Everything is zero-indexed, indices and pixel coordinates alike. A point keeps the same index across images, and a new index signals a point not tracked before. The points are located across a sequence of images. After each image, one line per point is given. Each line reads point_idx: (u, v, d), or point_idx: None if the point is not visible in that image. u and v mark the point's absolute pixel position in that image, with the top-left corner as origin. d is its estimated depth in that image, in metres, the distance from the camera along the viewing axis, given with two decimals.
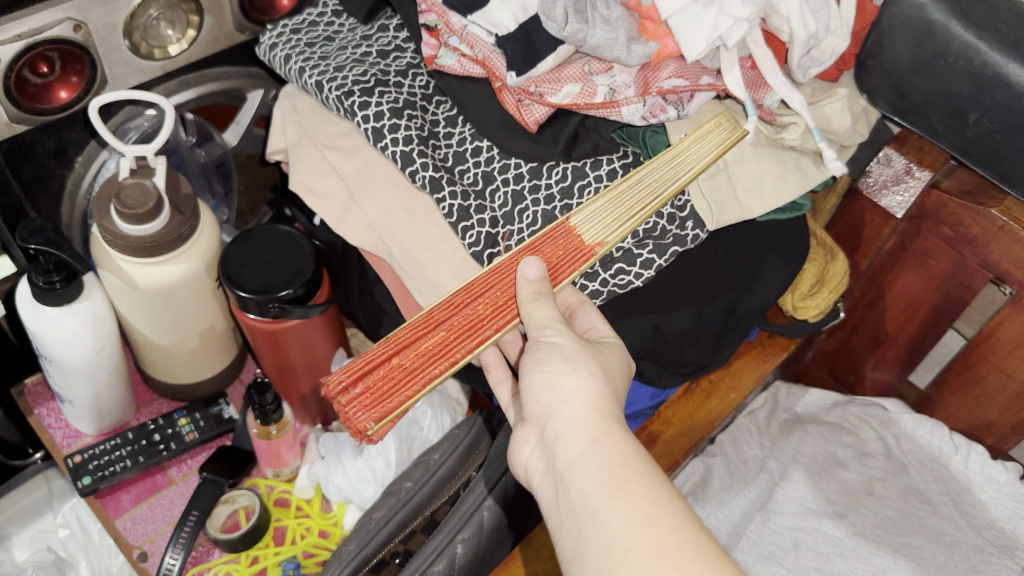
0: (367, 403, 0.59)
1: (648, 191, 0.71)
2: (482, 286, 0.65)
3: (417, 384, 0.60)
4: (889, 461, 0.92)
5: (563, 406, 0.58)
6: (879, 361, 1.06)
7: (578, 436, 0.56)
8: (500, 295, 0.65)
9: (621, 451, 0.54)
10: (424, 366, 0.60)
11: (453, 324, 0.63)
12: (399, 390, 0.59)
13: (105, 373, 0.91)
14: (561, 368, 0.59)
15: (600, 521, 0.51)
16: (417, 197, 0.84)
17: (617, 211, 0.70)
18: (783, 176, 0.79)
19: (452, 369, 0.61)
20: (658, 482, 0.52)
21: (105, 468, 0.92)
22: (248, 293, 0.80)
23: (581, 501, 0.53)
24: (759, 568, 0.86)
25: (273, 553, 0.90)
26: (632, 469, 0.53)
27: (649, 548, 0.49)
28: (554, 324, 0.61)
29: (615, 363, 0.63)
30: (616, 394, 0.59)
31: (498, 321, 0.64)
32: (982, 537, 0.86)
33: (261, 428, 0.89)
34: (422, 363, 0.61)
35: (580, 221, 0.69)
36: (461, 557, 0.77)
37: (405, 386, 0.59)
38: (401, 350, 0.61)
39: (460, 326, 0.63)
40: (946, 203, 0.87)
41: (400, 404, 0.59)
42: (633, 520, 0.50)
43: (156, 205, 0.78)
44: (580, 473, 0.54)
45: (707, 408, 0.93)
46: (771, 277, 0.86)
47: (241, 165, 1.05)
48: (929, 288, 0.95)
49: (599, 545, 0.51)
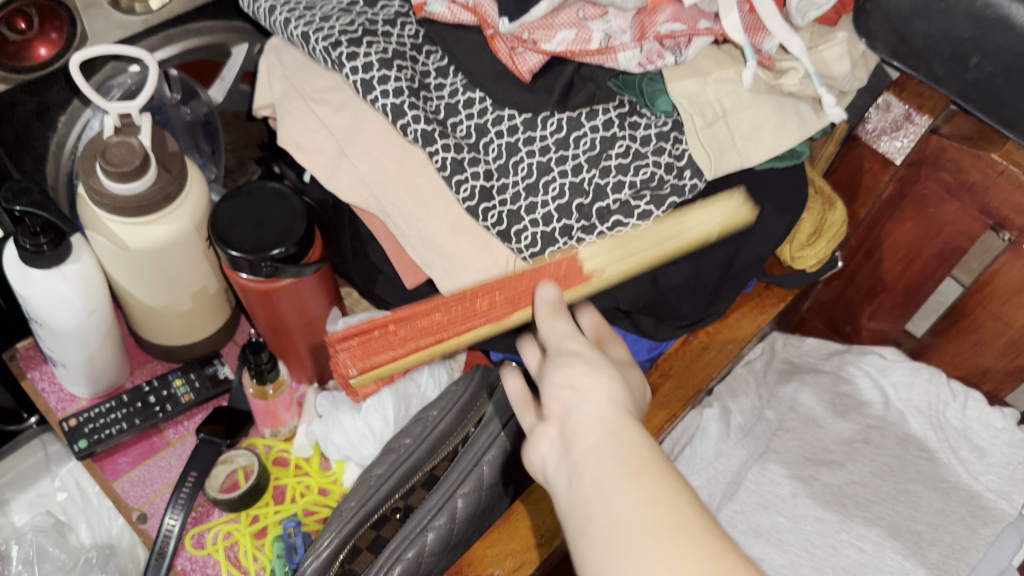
0: (354, 356, 0.67)
1: (652, 241, 0.70)
2: (488, 284, 0.69)
3: (402, 351, 0.66)
4: (887, 409, 0.92)
5: (585, 401, 0.55)
6: (876, 310, 1.06)
7: (594, 426, 0.53)
8: (503, 293, 0.68)
9: (636, 443, 0.52)
10: (414, 337, 0.67)
11: (453, 308, 0.68)
12: (386, 355, 0.67)
13: (98, 336, 0.90)
14: (582, 369, 0.57)
15: (609, 504, 0.49)
16: (409, 150, 0.82)
17: (622, 253, 0.70)
18: (781, 124, 0.77)
19: (436, 348, 0.67)
20: (671, 474, 0.50)
21: (102, 431, 0.92)
22: (239, 252, 0.78)
23: (589, 484, 0.50)
24: (759, 517, 0.86)
25: (274, 511, 0.90)
26: (647, 459, 0.50)
27: (654, 531, 0.47)
28: (573, 336, 0.61)
29: (639, 391, 0.60)
30: (637, 403, 0.56)
31: (496, 315, 0.68)
32: (979, 483, 0.87)
33: (257, 388, 0.89)
34: (413, 334, 0.67)
35: (589, 256, 0.69)
36: (462, 512, 0.77)
37: (394, 351, 0.67)
38: (401, 316, 0.68)
39: (458, 311, 0.68)
40: (946, 148, 0.85)
41: (383, 365, 0.67)
42: (639, 501, 0.48)
43: (143, 163, 0.76)
44: (593, 459, 0.51)
45: (706, 361, 0.92)
46: (769, 227, 0.85)
47: (228, 123, 1.03)
48: (927, 238, 0.94)
49: (604, 528, 0.48)
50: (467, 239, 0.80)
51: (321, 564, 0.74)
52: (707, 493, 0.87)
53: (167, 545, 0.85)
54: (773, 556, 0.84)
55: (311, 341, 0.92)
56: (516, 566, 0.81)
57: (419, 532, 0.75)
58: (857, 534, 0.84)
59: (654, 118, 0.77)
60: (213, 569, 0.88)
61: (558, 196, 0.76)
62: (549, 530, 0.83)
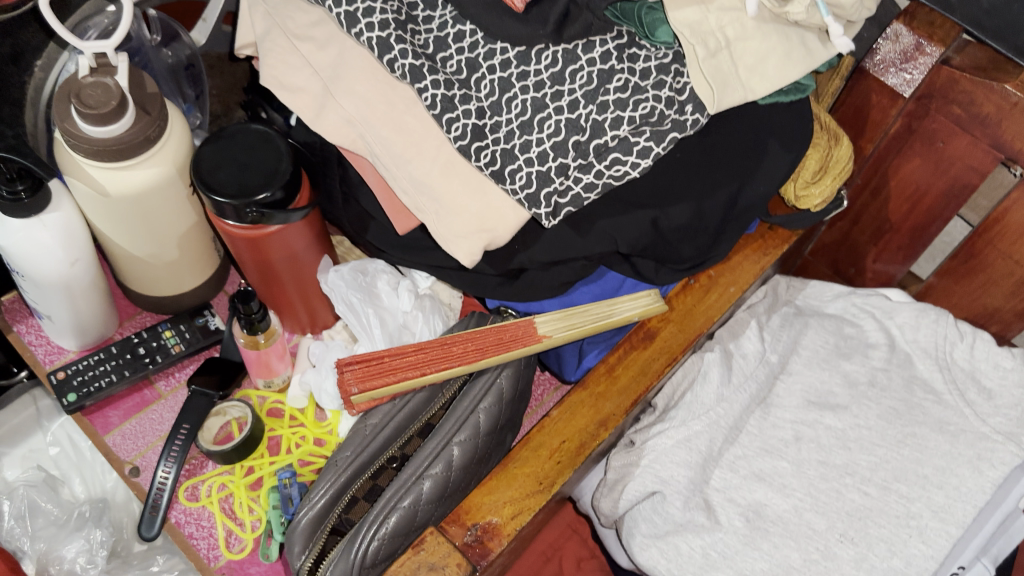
0: (357, 376, 0.77)
1: None
2: (469, 340, 0.79)
3: (397, 377, 0.77)
4: (892, 351, 0.91)
5: None
6: (881, 252, 1.03)
7: None
8: (483, 341, 0.79)
9: None
10: (405, 370, 0.77)
11: (438, 360, 0.77)
12: (383, 376, 0.77)
13: (82, 287, 0.87)
14: None
15: None
16: (396, 88, 0.79)
17: None
18: (787, 55, 0.75)
19: (421, 379, 0.77)
20: None
21: (91, 384, 0.90)
22: (224, 198, 0.75)
23: None
24: (761, 462, 0.84)
25: (268, 463, 0.89)
26: None
27: None
28: None
29: None
30: None
31: (466, 358, 0.77)
32: (987, 425, 0.85)
33: (248, 338, 0.86)
34: (404, 367, 0.77)
35: None
36: (459, 460, 0.75)
37: (390, 375, 0.77)
38: (396, 355, 0.78)
39: (441, 358, 0.77)
40: (958, 80, 0.82)
41: (379, 387, 0.76)
42: None
43: (120, 104, 0.73)
44: None
45: (707, 304, 0.89)
46: (773, 166, 0.82)
47: (212, 66, 1.00)
48: (935, 175, 0.91)
49: None
50: (459, 181, 0.77)
51: (317, 514, 0.73)
52: (708, 439, 0.84)
53: (161, 498, 0.84)
54: (776, 501, 0.82)
55: (302, 290, 0.90)
56: (514, 513, 0.76)
57: (416, 480, 0.73)
58: (861, 478, 0.83)
59: (654, 50, 0.75)
60: (209, 521, 0.87)
61: (554, 133, 0.74)
62: (549, 476, 0.78)
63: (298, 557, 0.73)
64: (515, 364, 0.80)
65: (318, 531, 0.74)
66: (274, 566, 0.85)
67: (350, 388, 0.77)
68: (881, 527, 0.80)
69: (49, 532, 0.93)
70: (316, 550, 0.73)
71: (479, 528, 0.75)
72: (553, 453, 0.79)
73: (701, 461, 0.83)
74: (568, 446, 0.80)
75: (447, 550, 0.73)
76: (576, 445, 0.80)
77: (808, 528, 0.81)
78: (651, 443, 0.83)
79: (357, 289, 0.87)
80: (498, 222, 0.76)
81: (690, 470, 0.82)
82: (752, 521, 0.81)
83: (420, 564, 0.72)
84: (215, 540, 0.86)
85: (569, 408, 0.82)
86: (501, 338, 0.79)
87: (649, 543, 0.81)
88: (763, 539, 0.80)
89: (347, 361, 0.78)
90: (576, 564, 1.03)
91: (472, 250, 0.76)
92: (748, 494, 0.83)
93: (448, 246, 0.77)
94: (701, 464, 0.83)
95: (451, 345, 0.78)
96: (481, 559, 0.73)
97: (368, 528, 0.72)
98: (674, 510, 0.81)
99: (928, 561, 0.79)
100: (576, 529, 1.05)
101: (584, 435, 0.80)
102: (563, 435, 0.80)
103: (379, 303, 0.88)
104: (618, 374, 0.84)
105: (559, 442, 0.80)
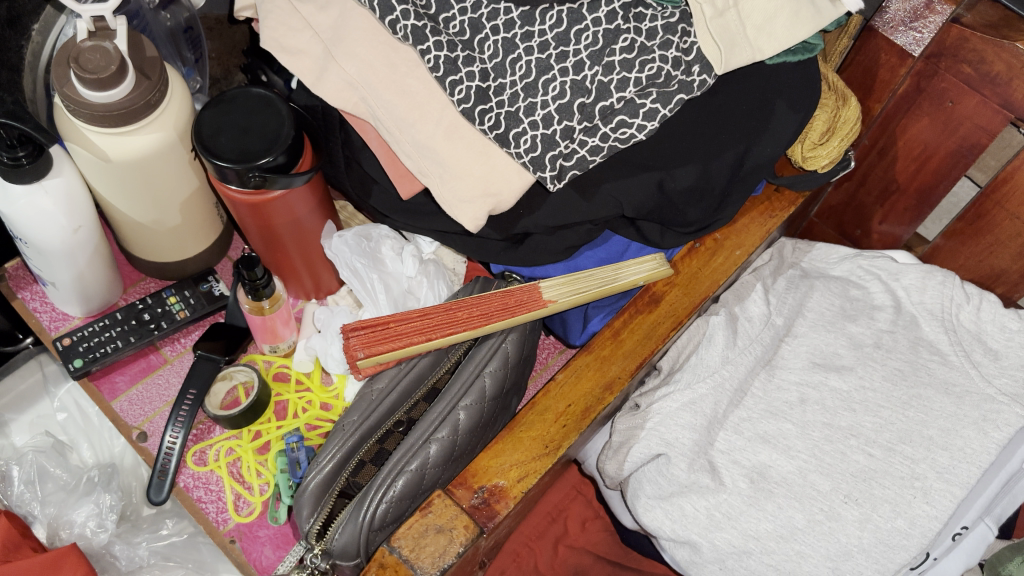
0: (363, 341, 0.76)
1: None
2: (473, 304, 0.78)
3: (403, 342, 0.76)
4: (898, 313, 0.90)
5: None
6: (887, 213, 1.02)
7: None
8: (486, 306, 0.79)
9: None
10: (410, 335, 0.77)
11: (443, 324, 0.77)
12: (390, 341, 0.77)
13: (86, 253, 0.87)
14: None
15: None
16: (399, 50, 0.78)
17: None
18: (796, 14, 0.74)
19: (427, 344, 0.77)
20: None
21: (96, 350, 0.90)
22: (227, 163, 0.74)
23: None
24: (765, 424, 0.84)
25: (276, 427, 0.89)
26: None
27: None
28: None
29: None
30: None
31: (472, 323, 0.77)
32: (992, 386, 0.85)
33: (253, 304, 0.86)
34: (410, 332, 0.77)
35: None
36: (465, 424, 0.76)
37: (396, 340, 0.77)
38: (401, 319, 0.78)
39: (446, 322, 0.77)
40: (968, 38, 0.81)
41: (386, 352, 0.76)
42: None
43: (120, 68, 0.71)
44: None
45: (712, 268, 0.89)
46: (781, 126, 0.81)
47: (211, 29, 0.98)
48: (944, 134, 0.90)
49: None
50: (463, 144, 0.76)
51: (325, 478, 0.74)
52: (713, 402, 0.84)
53: (169, 463, 0.85)
54: (780, 462, 0.82)
55: (306, 255, 0.90)
56: (521, 476, 0.76)
57: (423, 443, 0.74)
58: (866, 439, 0.83)
59: (660, 9, 0.74)
60: (217, 485, 0.88)
61: (558, 95, 0.73)
62: (556, 438, 0.78)
63: (307, 520, 0.74)
64: (520, 329, 0.80)
65: (326, 494, 0.74)
66: (283, 529, 0.86)
67: (356, 353, 0.76)
68: (885, 488, 0.80)
69: (59, 497, 0.93)
70: (324, 515, 0.74)
71: (485, 490, 0.75)
72: (559, 416, 0.80)
73: (707, 424, 0.83)
74: (573, 409, 0.80)
75: (455, 512, 0.73)
76: (581, 409, 0.80)
77: (812, 489, 0.81)
78: (656, 406, 0.83)
79: (361, 255, 0.86)
80: (503, 185, 0.76)
81: (695, 433, 0.82)
82: (756, 483, 0.81)
83: (428, 526, 0.72)
84: (224, 503, 0.87)
85: (575, 371, 0.82)
86: (507, 303, 0.79)
87: (653, 504, 0.82)
88: (767, 500, 0.80)
89: (352, 326, 0.77)
90: (580, 525, 1.04)
91: (476, 216, 0.76)
92: (752, 456, 0.83)
93: (451, 211, 0.76)
94: (706, 427, 0.83)
95: (457, 309, 0.78)
96: (488, 521, 0.74)
97: (376, 491, 0.72)
98: (679, 471, 0.81)
99: (931, 521, 0.79)
100: (581, 491, 1.05)
101: (590, 399, 0.80)
102: (568, 399, 0.80)
103: (383, 268, 0.87)
104: (623, 338, 0.84)
105: (564, 406, 0.80)
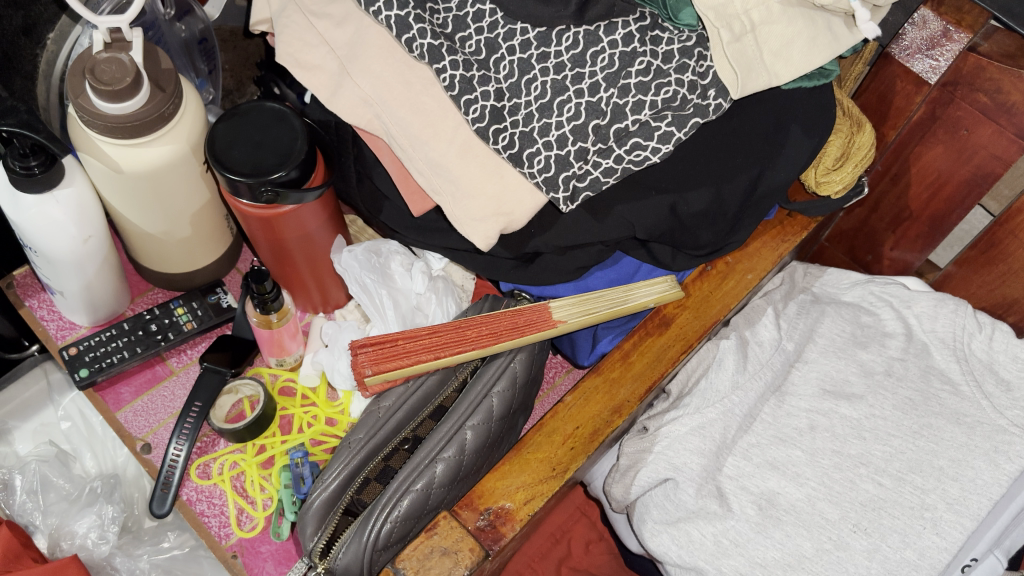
0: (372, 358, 0.76)
1: None
2: (482, 323, 0.78)
3: (410, 360, 0.76)
4: (909, 341, 0.90)
5: None
6: (899, 240, 1.02)
7: None
8: (493, 327, 0.78)
9: None
10: (418, 353, 0.76)
11: (450, 342, 0.77)
12: (396, 358, 0.76)
13: (95, 263, 0.86)
14: None
15: None
16: (416, 69, 0.78)
17: None
18: (813, 40, 0.74)
19: (434, 362, 0.76)
20: None
21: (103, 360, 0.89)
22: (239, 176, 0.74)
23: None
24: (774, 450, 0.84)
25: (280, 442, 0.89)
26: None
27: None
28: None
29: None
30: None
31: (480, 343, 0.77)
32: (1004, 417, 0.84)
33: (261, 317, 0.85)
34: (417, 350, 0.76)
35: None
36: (472, 443, 0.75)
37: (403, 357, 0.76)
38: (410, 336, 0.77)
39: (453, 339, 0.77)
40: (985, 67, 0.82)
41: (394, 369, 0.75)
42: None
43: (135, 81, 0.71)
44: None
45: (723, 291, 0.89)
46: (795, 150, 0.82)
47: (225, 41, 0.99)
48: (958, 162, 0.90)
49: None
50: (476, 163, 0.76)
51: (330, 496, 0.73)
52: (722, 427, 0.83)
53: (172, 475, 0.84)
54: (789, 490, 0.82)
55: (315, 269, 0.89)
56: (527, 499, 0.75)
57: (429, 463, 0.73)
58: (875, 468, 0.82)
59: (677, 32, 0.74)
60: (220, 499, 0.87)
61: (574, 117, 0.74)
62: (563, 461, 0.78)
63: (310, 538, 0.73)
64: (528, 349, 0.79)
65: (331, 512, 0.73)
66: (285, 545, 0.86)
67: (364, 370, 0.76)
68: (894, 518, 0.80)
69: (60, 507, 0.93)
70: (328, 532, 0.73)
71: (491, 513, 0.75)
72: (566, 438, 0.79)
73: (715, 449, 0.82)
74: (581, 431, 0.79)
75: (460, 534, 0.72)
76: (589, 432, 0.79)
77: (821, 517, 0.80)
78: (665, 429, 0.83)
79: (370, 271, 0.86)
80: (515, 205, 0.76)
81: (703, 458, 0.82)
82: (764, 510, 0.81)
83: (434, 548, 0.72)
84: (226, 518, 0.86)
85: (583, 394, 0.82)
86: (516, 322, 0.78)
87: (660, 529, 0.81)
88: (776, 527, 0.80)
89: (359, 343, 0.76)
90: (585, 547, 1.03)
91: (488, 234, 0.75)
92: (761, 482, 0.83)
93: (462, 228, 0.76)
94: (714, 452, 0.82)
95: (466, 328, 0.77)
96: (494, 543, 0.73)
97: (381, 510, 0.71)
98: (686, 496, 0.81)
99: (942, 553, 0.78)
100: (586, 512, 1.05)
101: (597, 421, 0.80)
102: (576, 421, 0.80)
103: (392, 284, 0.87)
104: (633, 361, 0.84)
105: (571, 429, 0.80)
